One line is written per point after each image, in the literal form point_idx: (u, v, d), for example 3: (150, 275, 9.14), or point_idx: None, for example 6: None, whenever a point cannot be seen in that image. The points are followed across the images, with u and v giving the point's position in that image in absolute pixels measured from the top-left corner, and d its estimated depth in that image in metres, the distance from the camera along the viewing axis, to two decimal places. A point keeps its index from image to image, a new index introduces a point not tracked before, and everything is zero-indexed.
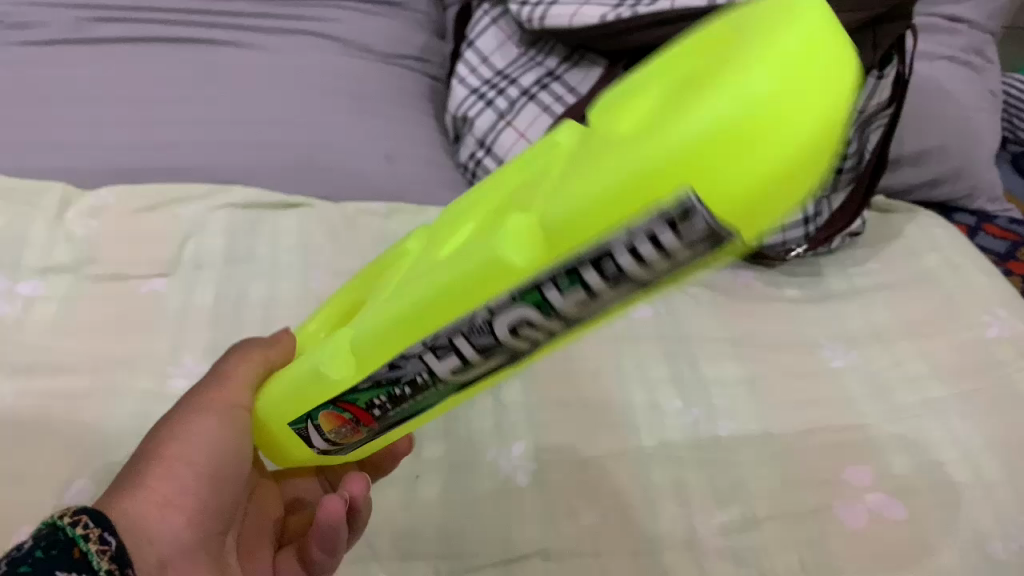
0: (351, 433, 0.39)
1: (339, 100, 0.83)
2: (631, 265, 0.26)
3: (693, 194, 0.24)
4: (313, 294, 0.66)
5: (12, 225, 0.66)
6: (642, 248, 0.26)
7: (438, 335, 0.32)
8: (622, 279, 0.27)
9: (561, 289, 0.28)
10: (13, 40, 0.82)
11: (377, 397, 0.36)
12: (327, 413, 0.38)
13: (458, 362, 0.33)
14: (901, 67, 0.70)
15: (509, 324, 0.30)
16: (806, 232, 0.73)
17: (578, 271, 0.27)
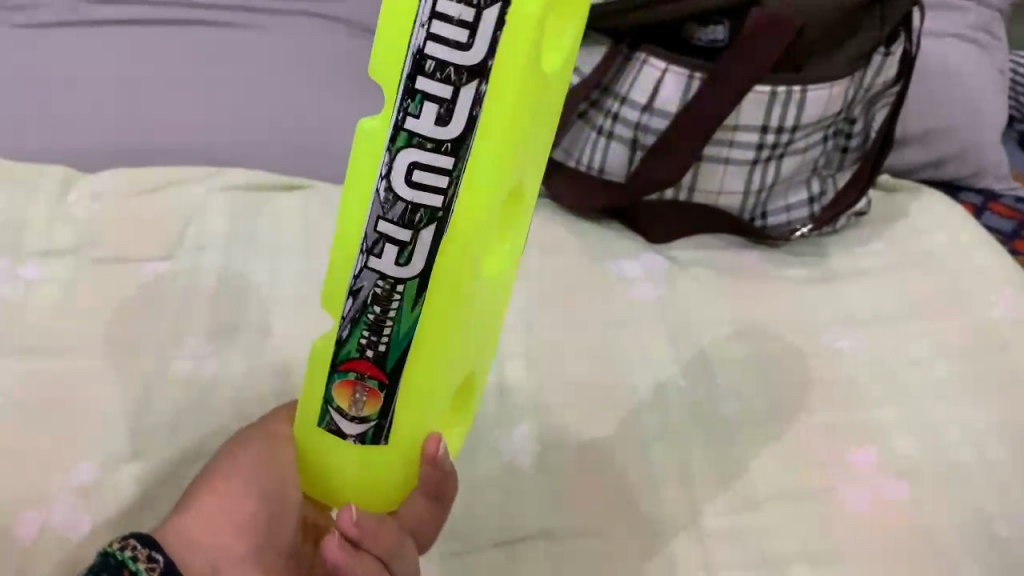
0: (369, 403, 0.34)
1: (339, 81, 0.83)
2: (448, 46, 0.27)
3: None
4: (314, 277, 0.66)
5: (13, 209, 0.66)
6: (442, 24, 0.27)
7: (365, 229, 0.31)
8: (453, 65, 0.28)
9: (414, 113, 0.28)
10: (10, 22, 0.82)
11: (359, 335, 0.33)
12: (336, 382, 0.34)
13: (397, 251, 0.31)
14: (908, 44, 0.68)
15: (409, 183, 0.29)
16: (812, 211, 0.74)
17: (414, 85, 0.28)
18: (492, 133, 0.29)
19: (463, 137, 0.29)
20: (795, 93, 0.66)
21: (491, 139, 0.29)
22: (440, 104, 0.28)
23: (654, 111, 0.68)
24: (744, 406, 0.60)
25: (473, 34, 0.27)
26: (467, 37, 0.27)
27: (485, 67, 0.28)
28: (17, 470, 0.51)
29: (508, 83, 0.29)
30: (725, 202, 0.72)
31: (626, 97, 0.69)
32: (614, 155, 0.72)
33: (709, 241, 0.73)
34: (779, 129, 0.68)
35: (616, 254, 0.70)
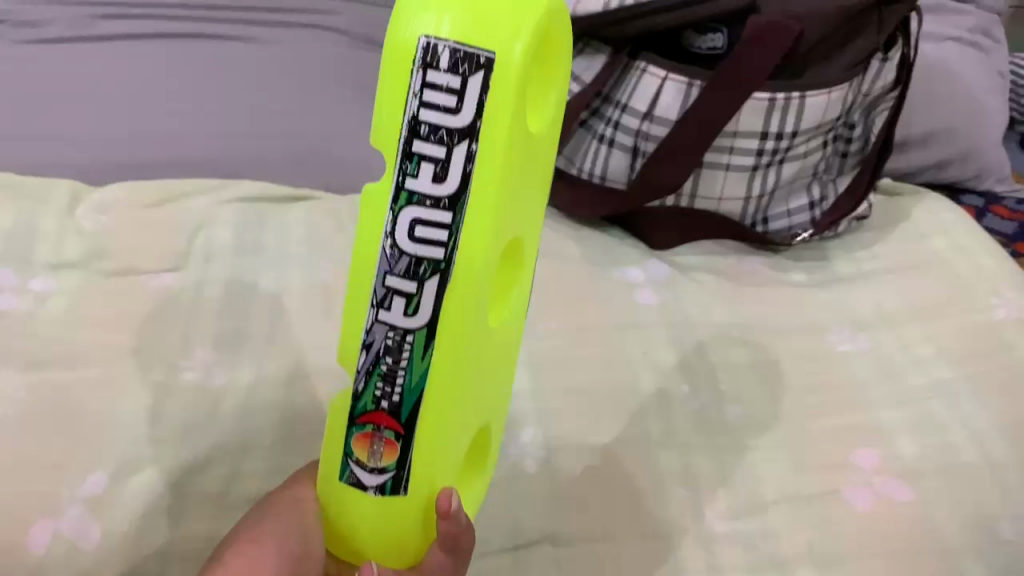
0: (388, 454, 0.34)
1: (344, 93, 0.84)
2: (440, 111, 0.30)
3: (423, 34, 0.30)
4: (321, 285, 0.67)
5: (23, 221, 0.67)
6: (434, 94, 0.30)
7: (373, 285, 0.32)
8: (445, 128, 0.30)
9: (413, 173, 0.30)
10: (20, 39, 0.83)
11: (375, 387, 0.33)
12: (354, 435, 0.34)
13: (405, 301, 0.32)
14: (906, 50, 0.69)
15: (412, 237, 0.31)
16: (812, 216, 0.75)
17: (412, 147, 0.30)
18: (485, 181, 0.31)
19: (460, 191, 0.31)
20: (794, 100, 0.67)
21: (485, 193, 0.31)
22: (436, 163, 0.30)
23: (655, 118, 0.69)
24: (748, 408, 0.61)
25: (461, 98, 0.30)
26: (457, 103, 0.30)
27: (474, 127, 0.30)
28: (28, 477, 0.52)
29: (498, 141, 0.31)
30: (727, 208, 0.73)
31: (626, 105, 0.70)
32: (615, 163, 0.72)
33: (711, 247, 0.74)
34: (779, 136, 0.68)
35: (622, 263, 0.71)
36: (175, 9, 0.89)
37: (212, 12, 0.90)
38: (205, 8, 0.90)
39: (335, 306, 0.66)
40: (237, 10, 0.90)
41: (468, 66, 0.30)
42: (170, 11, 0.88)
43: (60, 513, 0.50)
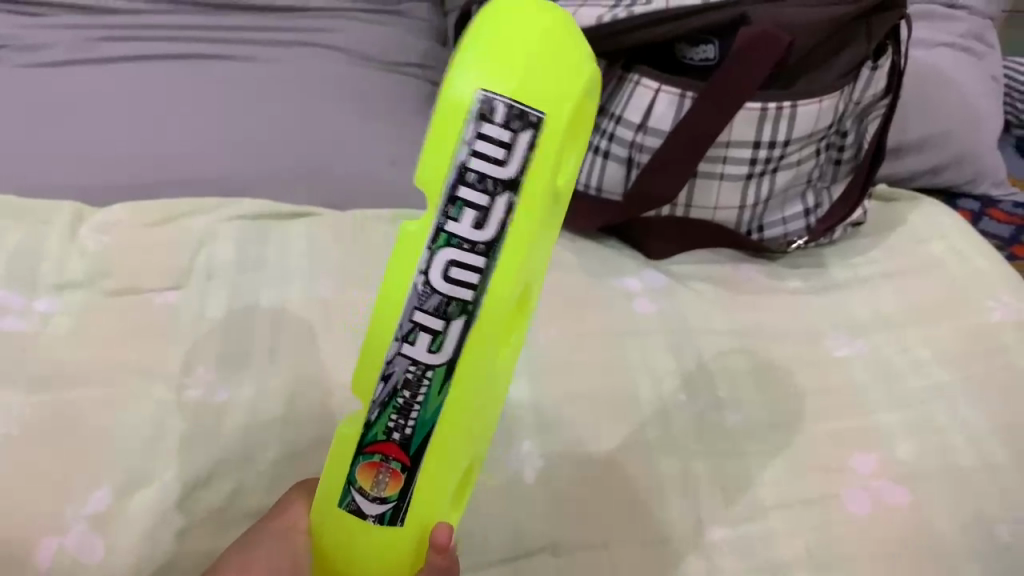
0: (392, 484, 0.35)
1: (343, 110, 0.85)
2: (488, 163, 0.30)
3: (480, 86, 0.30)
4: (321, 300, 0.68)
5: (27, 243, 0.68)
6: (485, 147, 0.30)
7: (399, 318, 0.32)
8: (489, 180, 0.30)
9: (455, 217, 0.31)
10: (22, 62, 0.84)
11: (388, 419, 0.34)
12: (360, 463, 0.35)
13: (430, 339, 0.32)
14: (895, 57, 0.71)
15: (443, 278, 0.31)
16: (808, 224, 0.76)
17: (456, 193, 0.30)
18: (517, 232, 0.32)
19: (495, 241, 0.31)
20: (785, 109, 0.67)
21: (514, 243, 0.32)
22: (478, 211, 0.31)
23: (648, 129, 0.70)
24: (746, 415, 0.61)
25: (510, 152, 0.30)
26: (506, 156, 0.30)
27: (517, 181, 0.31)
28: (34, 495, 0.52)
29: (535, 195, 0.31)
30: (721, 216, 0.74)
31: (621, 117, 0.70)
32: (610, 174, 0.73)
33: (707, 256, 0.74)
34: (771, 145, 0.69)
35: (618, 273, 0.71)
36: (174, 31, 0.90)
37: (211, 32, 0.91)
38: (204, 29, 0.91)
39: (336, 320, 0.66)
40: (235, 30, 0.91)
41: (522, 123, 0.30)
42: (169, 33, 0.90)
43: (66, 530, 0.51)
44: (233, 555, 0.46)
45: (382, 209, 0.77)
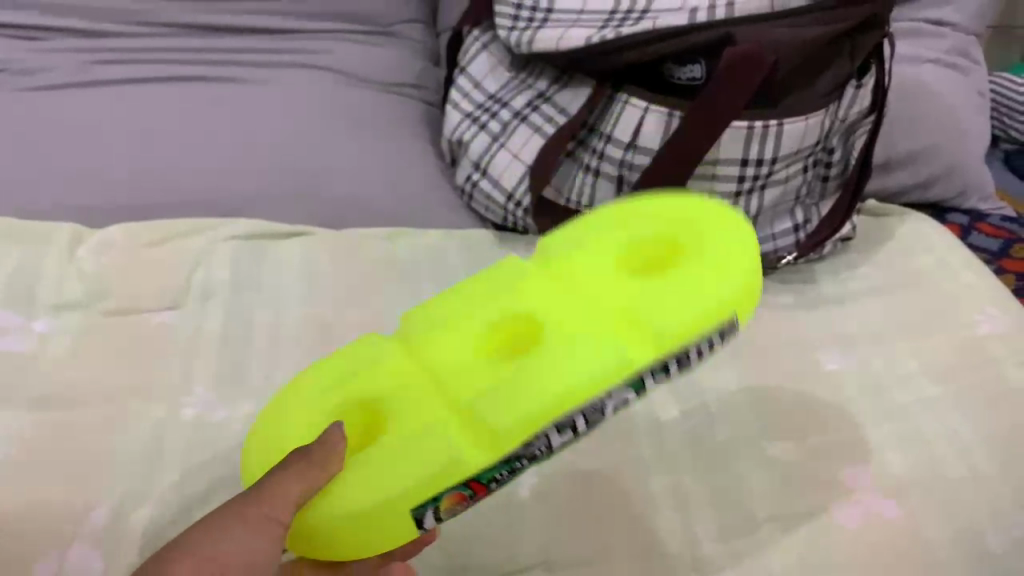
0: (458, 510, 0.45)
1: (338, 130, 0.86)
2: (695, 357, 0.46)
3: (730, 304, 0.46)
4: (317, 318, 0.68)
5: (25, 264, 0.68)
6: (700, 348, 0.46)
7: (565, 415, 0.43)
8: (685, 366, 0.46)
9: (654, 375, 0.45)
10: (21, 85, 0.85)
11: (498, 472, 0.44)
12: (452, 492, 0.44)
13: (570, 436, 0.44)
14: (879, 75, 0.72)
15: (613, 405, 0.45)
16: (796, 239, 0.76)
17: (665, 365, 0.45)
18: None
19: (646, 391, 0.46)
20: (772, 127, 0.69)
21: None
22: (665, 377, 0.46)
23: (637, 148, 0.72)
24: (738, 428, 0.62)
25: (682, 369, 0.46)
26: (709, 351, 0.46)
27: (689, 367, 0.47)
28: (34, 514, 0.53)
29: None
30: None
31: (610, 136, 0.73)
32: (601, 191, 0.75)
33: None
34: (759, 162, 0.70)
35: None
36: (172, 53, 0.91)
37: (208, 54, 0.92)
38: (201, 51, 0.92)
39: (332, 338, 0.67)
40: (232, 51, 0.93)
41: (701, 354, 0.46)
42: (167, 55, 0.91)
43: (66, 549, 0.52)
44: (196, 541, 0.41)
45: (377, 227, 0.77)
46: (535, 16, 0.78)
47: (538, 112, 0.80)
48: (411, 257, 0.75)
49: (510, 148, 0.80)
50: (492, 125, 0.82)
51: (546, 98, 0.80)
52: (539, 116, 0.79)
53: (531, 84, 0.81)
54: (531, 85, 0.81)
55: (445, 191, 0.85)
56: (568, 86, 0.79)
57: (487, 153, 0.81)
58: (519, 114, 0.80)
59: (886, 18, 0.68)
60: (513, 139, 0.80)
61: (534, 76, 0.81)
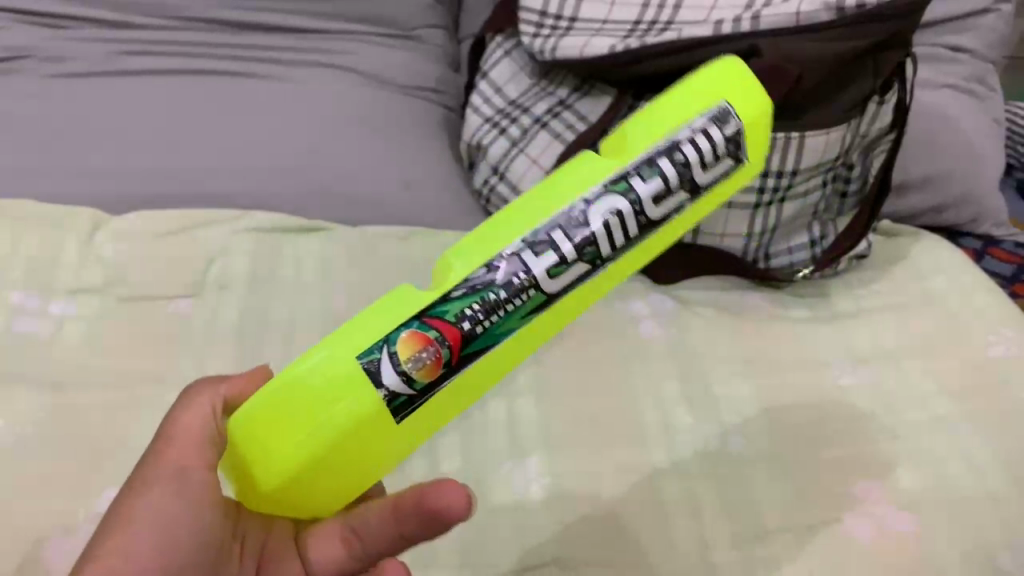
0: (430, 362, 0.36)
1: (357, 130, 0.86)
2: (681, 192, 0.39)
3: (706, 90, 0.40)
4: (334, 313, 0.68)
5: (45, 248, 0.68)
6: (674, 155, 0.38)
7: (540, 234, 0.37)
8: (670, 196, 0.38)
9: (643, 179, 0.38)
10: (46, 73, 0.86)
11: (471, 305, 0.36)
12: (410, 334, 0.36)
13: (555, 259, 0.37)
14: (901, 94, 0.73)
15: (607, 228, 0.37)
16: (812, 254, 0.77)
17: (651, 162, 0.38)
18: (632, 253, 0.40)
19: (654, 223, 0.38)
20: (793, 139, 0.70)
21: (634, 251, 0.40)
22: (674, 208, 0.39)
23: None
24: (752, 440, 0.62)
25: (713, 164, 0.39)
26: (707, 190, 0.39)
27: (690, 196, 0.39)
28: (45, 499, 0.53)
29: None
30: (729, 245, 0.75)
31: None
32: None
33: (714, 284, 0.76)
34: (779, 175, 0.71)
35: (626, 296, 0.73)
36: (194, 46, 0.91)
37: (230, 49, 0.92)
38: (222, 46, 0.92)
39: None
40: (255, 48, 0.93)
41: (741, 139, 0.40)
42: (189, 48, 0.91)
43: (76, 530, 0.52)
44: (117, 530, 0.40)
45: (396, 227, 0.77)
46: (558, 24, 0.79)
47: (558, 119, 0.80)
48: (427, 258, 0.74)
49: (529, 154, 0.80)
50: (511, 131, 0.83)
51: (567, 105, 0.80)
52: (560, 123, 0.80)
53: (552, 91, 0.82)
54: (551, 92, 0.82)
55: (462, 195, 0.85)
56: (589, 94, 0.80)
57: (506, 158, 0.82)
58: (539, 121, 0.81)
59: (909, 37, 0.69)
60: (532, 145, 0.80)
61: (555, 84, 0.82)
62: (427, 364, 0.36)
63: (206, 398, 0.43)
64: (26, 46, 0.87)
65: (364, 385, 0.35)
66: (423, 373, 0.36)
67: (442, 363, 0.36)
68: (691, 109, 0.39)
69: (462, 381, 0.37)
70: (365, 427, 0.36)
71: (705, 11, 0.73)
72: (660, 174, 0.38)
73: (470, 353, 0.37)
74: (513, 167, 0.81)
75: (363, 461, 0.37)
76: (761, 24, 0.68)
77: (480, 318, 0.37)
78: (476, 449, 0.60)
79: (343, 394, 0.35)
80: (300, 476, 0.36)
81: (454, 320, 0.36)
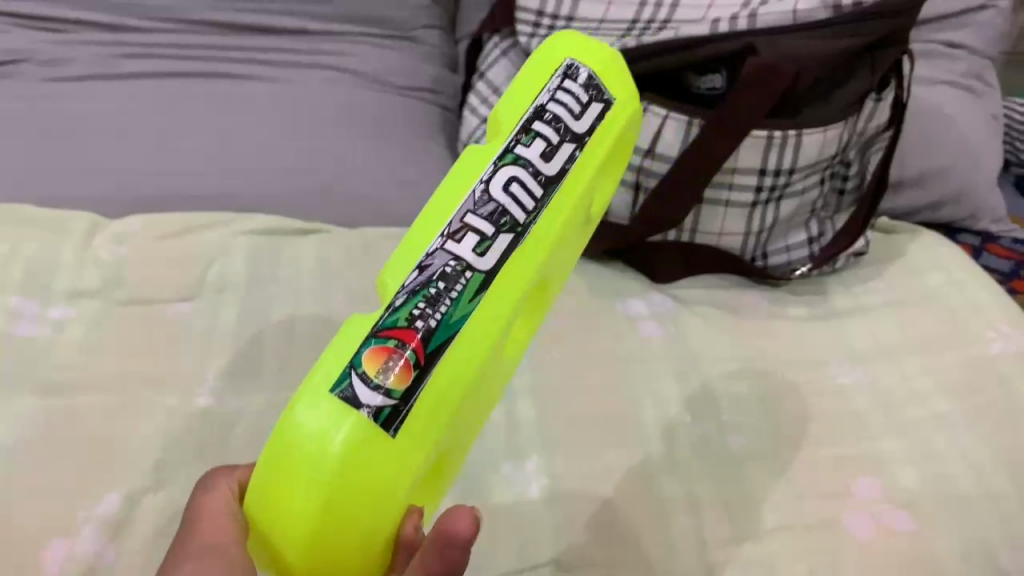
0: (396, 369, 0.34)
1: (354, 131, 0.86)
2: (568, 142, 0.37)
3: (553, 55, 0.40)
4: (331, 315, 0.68)
5: (43, 251, 0.68)
6: (552, 110, 0.38)
7: (452, 223, 0.36)
8: (555, 146, 0.37)
9: (526, 143, 0.37)
10: (43, 76, 0.86)
11: (415, 305, 0.35)
12: (368, 352, 0.34)
13: (477, 238, 0.35)
14: (898, 91, 0.73)
15: (515, 196, 0.36)
16: (811, 252, 0.77)
17: (530, 126, 0.37)
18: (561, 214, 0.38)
19: (556, 177, 0.37)
20: (790, 137, 0.69)
21: (561, 213, 0.37)
22: (566, 157, 0.37)
23: (656, 154, 0.72)
24: (750, 438, 0.62)
25: (584, 111, 0.38)
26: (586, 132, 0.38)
27: (582, 138, 0.38)
28: (44, 502, 0.53)
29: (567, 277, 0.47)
30: (726, 243, 0.76)
31: None
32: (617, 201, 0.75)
33: (713, 282, 0.76)
34: (777, 172, 0.71)
35: (624, 296, 0.73)
36: (191, 48, 0.91)
37: (226, 51, 0.92)
38: (219, 48, 0.92)
39: None
40: (251, 50, 0.93)
41: (598, 80, 0.39)
42: (186, 50, 0.91)
43: (74, 533, 0.52)
44: None
45: (393, 228, 0.77)
46: (555, 23, 0.79)
47: None
48: None
49: None
50: None
51: None
52: None
53: None
54: None
55: None
56: None
57: None
58: None
59: (906, 35, 0.69)
60: None
61: None
62: (392, 370, 0.34)
63: (221, 483, 0.42)
64: (23, 49, 0.87)
65: (341, 425, 0.33)
66: (398, 381, 0.34)
67: (412, 366, 0.34)
68: (542, 74, 0.39)
69: (438, 382, 0.34)
70: (356, 466, 0.33)
71: (702, 10, 0.74)
72: (539, 136, 0.37)
73: (430, 350, 0.34)
74: None
75: (372, 500, 0.34)
76: (758, 22, 0.69)
77: (423, 308, 0.35)
78: (475, 450, 0.60)
79: (321, 439, 0.33)
80: (315, 533, 0.34)
81: (405, 323, 0.34)
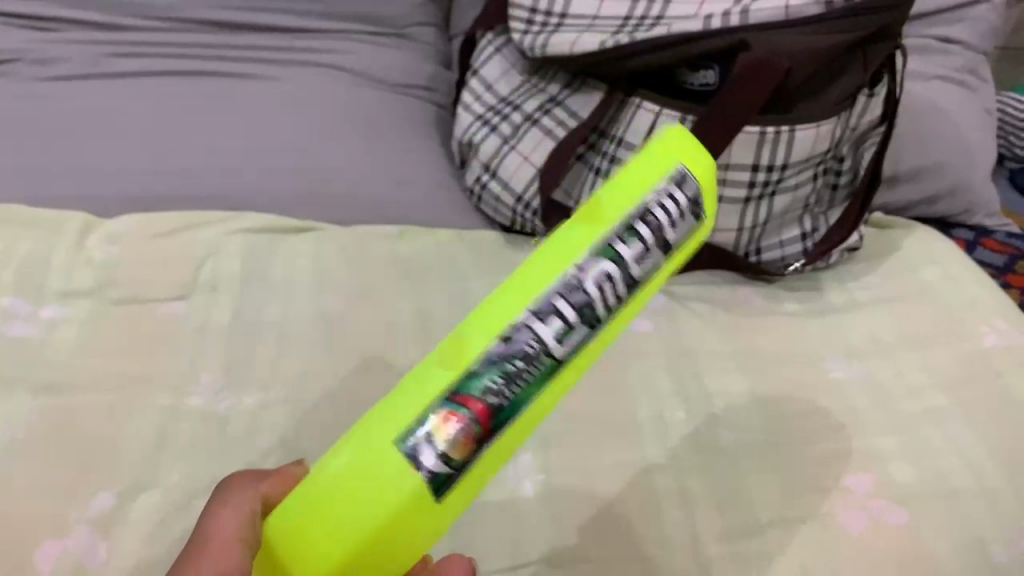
0: (465, 437, 0.36)
1: (347, 130, 0.86)
2: (658, 252, 0.41)
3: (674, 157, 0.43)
4: (325, 313, 0.68)
5: (36, 251, 0.68)
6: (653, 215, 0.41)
7: (542, 302, 0.38)
8: (649, 255, 0.40)
9: (625, 243, 0.40)
10: (35, 76, 0.86)
11: (493, 378, 0.37)
12: (442, 410, 0.36)
13: (562, 325, 0.38)
14: (890, 85, 0.73)
15: (600, 291, 0.39)
16: (804, 248, 0.77)
17: (632, 227, 0.40)
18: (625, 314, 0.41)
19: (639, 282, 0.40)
20: (784, 132, 0.70)
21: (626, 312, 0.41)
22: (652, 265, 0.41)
23: None
24: (744, 434, 0.62)
25: (677, 224, 0.42)
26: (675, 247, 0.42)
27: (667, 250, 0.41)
28: (38, 502, 0.53)
29: None
30: (719, 239, 0.76)
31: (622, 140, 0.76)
32: None
33: (707, 278, 0.76)
34: (770, 168, 0.72)
35: None
36: (184, 47, 0.91)
37: (219, 50, 0.92)
38: (212, 46, 0.92)
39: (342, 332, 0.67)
40: (244, 48, 0.93)
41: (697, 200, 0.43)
42: (179, 49, 0.91)
43: (68, 533, 0.52)
44: None
45: (387, 226, 0.77)
46: (548, 20, 0.79)
47: (549, 116, 0.80)
48: (419, 256, 0.74)
49: (521, 151, 0.80)
50: (502, 127, 0.82)
51: (557, 102, 0.80)
52: (551, 120, 0.80)
53: (543, 87, 0.82)
54: (543, 89, 0.81)
55: (454, 193, 0.85)
56: (579, 91, 0.79)
57: (497, 155, 0.82)
58: (530, 117, 0.81)
59: (898, 29, 0.69)
60: (523, 142, 0.81)
61: (545, 80, 0.82)
62: (459, 440, 0.36)
63: (231, 497, 0.43)
64: (15, 49, 0.87)
65: (405, 477, 0.35)
66: (458, 450, 0.36)
67: (476, 436, 0.36)
68: (649, 176, 0.42)
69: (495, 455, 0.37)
70: (410, 519, 0.35)
71: (694, 6, 0.73)
72: (637, 238, 0.40)
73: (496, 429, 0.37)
74: (504, 165, 0.81)
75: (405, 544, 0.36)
76: (750, 18, 0.68)
77: (497, 385, 0.37)
78: None
79: (384, 485, 0.35)
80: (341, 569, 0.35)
81: (479, 395, 0.37)
